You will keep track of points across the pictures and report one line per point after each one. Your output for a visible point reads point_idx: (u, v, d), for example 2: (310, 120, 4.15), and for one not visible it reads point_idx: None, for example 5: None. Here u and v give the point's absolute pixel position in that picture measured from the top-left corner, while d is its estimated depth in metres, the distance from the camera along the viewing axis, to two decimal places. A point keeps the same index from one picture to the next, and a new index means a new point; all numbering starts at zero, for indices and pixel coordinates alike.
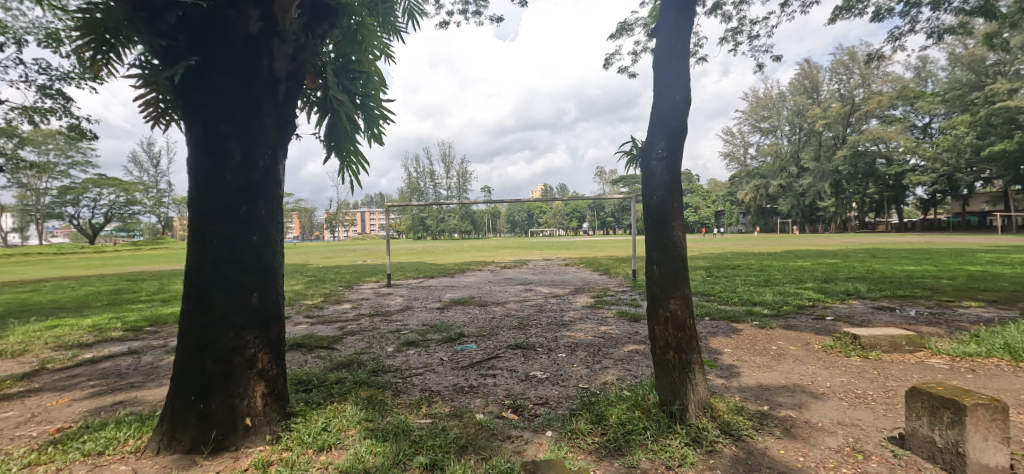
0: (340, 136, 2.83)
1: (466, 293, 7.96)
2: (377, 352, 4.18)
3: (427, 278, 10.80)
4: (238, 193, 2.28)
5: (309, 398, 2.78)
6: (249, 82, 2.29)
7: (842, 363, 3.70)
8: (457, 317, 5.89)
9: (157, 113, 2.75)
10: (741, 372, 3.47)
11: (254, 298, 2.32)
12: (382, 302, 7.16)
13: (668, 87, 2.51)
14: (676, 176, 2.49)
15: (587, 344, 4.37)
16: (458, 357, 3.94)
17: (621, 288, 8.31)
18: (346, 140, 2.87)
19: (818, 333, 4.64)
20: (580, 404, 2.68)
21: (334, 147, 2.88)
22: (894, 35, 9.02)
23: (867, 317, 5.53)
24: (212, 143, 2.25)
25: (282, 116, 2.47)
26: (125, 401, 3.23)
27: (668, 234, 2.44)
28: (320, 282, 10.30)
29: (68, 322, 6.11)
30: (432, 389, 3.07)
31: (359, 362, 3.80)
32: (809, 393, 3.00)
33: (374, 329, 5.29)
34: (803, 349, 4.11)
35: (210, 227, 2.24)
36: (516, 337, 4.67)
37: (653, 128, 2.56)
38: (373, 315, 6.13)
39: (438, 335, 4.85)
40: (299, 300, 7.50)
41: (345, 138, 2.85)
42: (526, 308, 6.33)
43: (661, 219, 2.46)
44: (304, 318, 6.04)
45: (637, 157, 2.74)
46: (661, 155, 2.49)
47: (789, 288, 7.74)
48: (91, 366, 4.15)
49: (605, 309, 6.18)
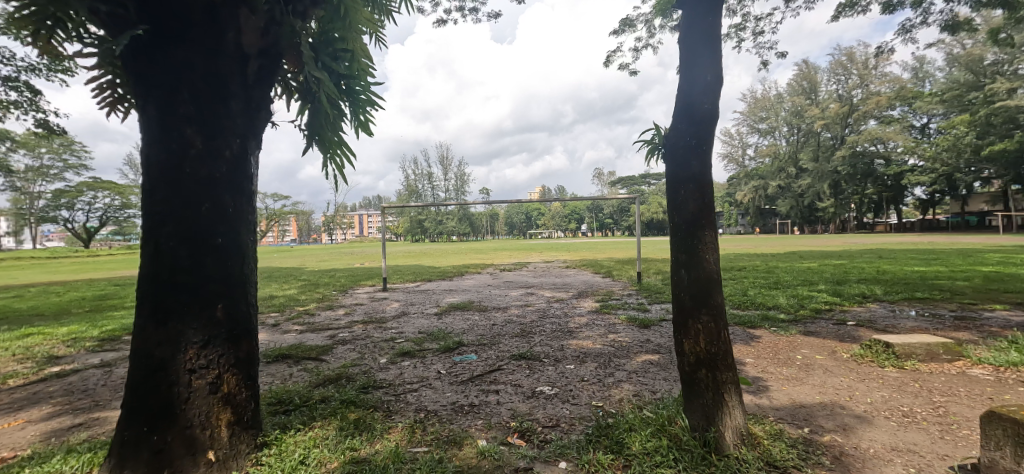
0: (323, 124, 2.51)
1: (464, 297, 7.62)
2: (369, 364, 3.85)
3: (424, 282, 10.50)
4: (199, 187, 1.95)
5: (287, 422, 2.44)
6: (213, 58, 1.97)
7: (878, 375, 3.39)
8: (455, 323, 5.56)
9: (113, 97, 2.42)
10: (769, 387, 3.15)
11: (220, 310, 1.99)
12: (377, 308, 6.81)
13: (697, 66, 2.19)
14: (706, 166, 2.16)
15: (596, 353, 4.05)
16: (457, 370, 3.60)
17: (627, 292, 7.97)
18: (330, 129, 2.56)
19: (843, 340, 4.32)
20: (595, 428, 2.36)
21: (317, 137, 2.57)
22: (903, 28, 8.76)
23: (891, 321, 5.20)
24: (169, 129, 1.92)
25: (253, 100, 2.15)
26: (88, 422, 2.90)
27: (698, 234, 2.11)
28: (314, 286, 9.96)
29: (42, 331, 5.77)
30: (428, 409, 2.74)
31: (347, 376, 3.47)
32: (850, 414, 2.69)
33: (366, 337, 4.95)
34: (831, 358, 3.80)
35: (163, 228, 1.91)
36: (519, 346, 4.34)
37: (678, 113, 2.24)
38: (366, 321, 5.81)
39: (436, 344, 4.53)
40: (290, 306, 7.17)
41: (328, 127, 2.54)
42: (528, 314, 6.00)
43: (691, 218, 2.13)
44: (293, 325, 5.70)
45: (658, 146, 2.41)
46: (692, 142, 2.16)
47: (802, 291, 7.42)
48: (56, 381, 3.79)
49: (611, 315, 5.85)
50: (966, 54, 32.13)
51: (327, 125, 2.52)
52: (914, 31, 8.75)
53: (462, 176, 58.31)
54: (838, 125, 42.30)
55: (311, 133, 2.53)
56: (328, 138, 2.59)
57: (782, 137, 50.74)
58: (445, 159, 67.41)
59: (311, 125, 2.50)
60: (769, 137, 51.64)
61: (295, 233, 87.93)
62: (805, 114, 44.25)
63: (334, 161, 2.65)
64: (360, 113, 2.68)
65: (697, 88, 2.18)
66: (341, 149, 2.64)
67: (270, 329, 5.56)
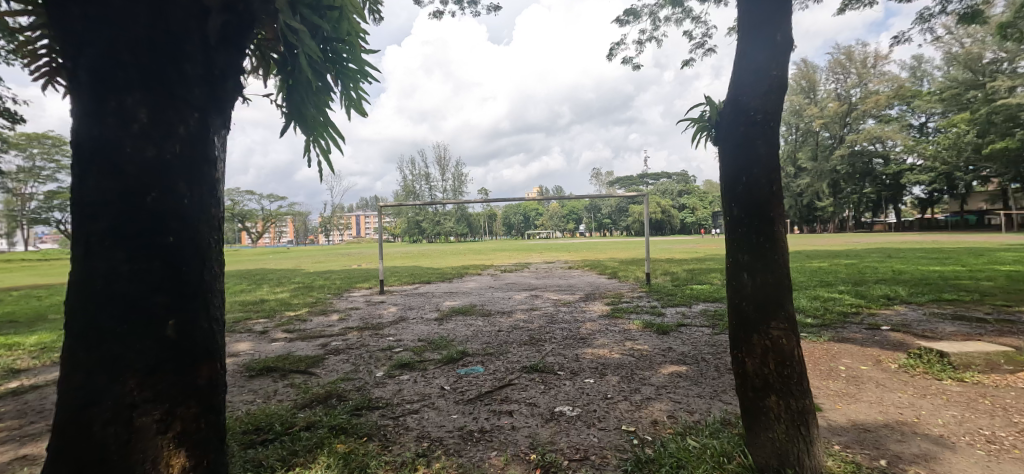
0: (306, 101, 2.10)
1: (466, 301, 7.20)
2: (363, 379, 3.43)
3: (424, 283, 10.10)
4: (145, 173, 1.53)
5: (263, 460, 2.04)
6: (163, 8, 1.56)
7: (938, 389, 3.00)
8: (458, 329, 5.16)
9: (52, 67, 2.02)
10: (821, 404, 2.76)
11: (172, 329, 1.58)
12: (373, 313, 6.38)
13: (764, 20, 1.79)
14: (773, 145, 1.77)
15: (616, 364, 3.64)
16: (462, 385, 3.21)
17: (637, 293, 7.57)
18: (315, 107, 2.15)
19: (886, 348, 3.94)
20: (635, 465, 1.97)
21: (301, 118, 2.16)
22: (922, 17, 8.41)
23: (928, 326, 4.83)
24: (104, 97, 1.51)
25: (215, 64, 1.73)
26: (31, 455, 2.47)
27: (765, 230, 1.73)
28: (308, 289, 9.56)
29: (11, 339, 5.36)
30: (432, 437, 2.34)
31: (338, 394, 3.07)
32: (927, 439, 2.29)
33: (361, 347, 4.54)
34: (879, 369, 3.42)
35: (98, 225, 1.49)
36: (530, 357, 3.94)
37: (738, 80, 1.86)
38: (362, 328, 5.39)
39: (437, 354, 4.12)
40: (280, 311, 6.75)
41: (312, 104, 2.13)
42: (536, 319, 5.59)
43: (757, 208, 1.74)
44: (281, 333, 5.27)
45: (708, 123, 2.02)
46: (752, 115, 1.78)
47: (822, 293, 7.03)
48: (12, 400, 3.38)
49: (625, 320, 5.43)
50: (965, 53, 31.95)
51: (309, 101, 2.10)
52: (934, 20, 8.39)
53: (459, 176, 58.03)
54: (837, 125, 42.14)
55: (292, 112, 2.12)
56: (314, 121, 2.20)
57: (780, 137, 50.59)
58: (442, 159, 67.09)
59: (291, 101, 2.09)
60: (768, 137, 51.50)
61: (292, 234, 87.54)
62: (803, 113, 44.11)
63: (322, 147, 2.26)
64: (352, 88, 2.27)
65: (763, 51, 1.78)
66: (328, 134, 2.25)
67: (257, 337, 5.15)
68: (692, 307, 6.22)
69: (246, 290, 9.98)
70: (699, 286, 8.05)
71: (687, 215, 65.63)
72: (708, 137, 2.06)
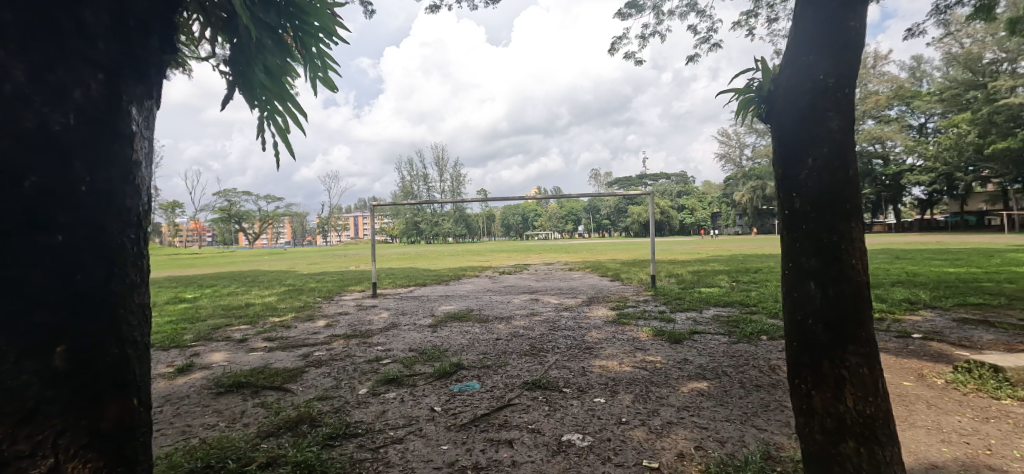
0: (254, 62, 1.63)
1: (462, 305, 6.79)
2: (343, 399, 3.03)
3: (419, 286, 9.69)
4: None
5: None
6: None
7: (1001, 411, 2.61)
8: (453, 338, 4.75)
9: None
10: None
11: None
12: (362, 319, 5.96)
13: None
14: (849, 119, 1.38)
15: (627, 379, 3.26)
16: (455, 406, 2.82)
17: (643, 297, 7.17)
18: (266, 72, 1.69)
19: (924, 360, 3.57)
20: None
21: (250, 87, 1.72)
22: (938, 9, 8.02)
23: (962, 334, 4.45)
24: None
25: None
26: None
27: (842, 227, 1.35)
28: (297, 292, 9.14)
29: None
30: None
31: (311, 417, 2.66)
32: None
33: (346, 358, 4.13)
34: (924, 386, 3.05)
35: None
36: (532, 370, 3.56)
37: (803, 37, 1.45)
38: (349, 336, 4.97)
39: (430, 367, 3.72)
40: (264, 316, 6.33)
41: (261, 68, 1.67)
42: (536, 326, 5.18)
43: (832, 201, 1.35)
44: (261, 342, 4.84)
45: (758, 95, 1.63)
46: (824, 79, 1.40)
47: None
48: None
49: (633, 327, 5.03)
50: (965, 54, 31.79)
51: (257, 63, 1.63)
52: (951, 12, 8.00)
53: (457, 176, 57.78)
54: None
55: (236, 79, 1.67)
56: (266, 91, 1.75)
57: None
58: (440, 160, 66.88)
59: (236, 64, 1.64)
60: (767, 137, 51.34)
61: (290, 234, 87.31)
62: None
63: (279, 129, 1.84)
64: (316, 52, 1.85)
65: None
66: (288, 109, 1.84)
67: (235, 346, 4.71)
68: (703, 313, 5.82)
69: (234, 293, 9.59)
70: (706, 290, 7.67)
71: (686, 215, 65.39)
72: (757, 112, 1.67)
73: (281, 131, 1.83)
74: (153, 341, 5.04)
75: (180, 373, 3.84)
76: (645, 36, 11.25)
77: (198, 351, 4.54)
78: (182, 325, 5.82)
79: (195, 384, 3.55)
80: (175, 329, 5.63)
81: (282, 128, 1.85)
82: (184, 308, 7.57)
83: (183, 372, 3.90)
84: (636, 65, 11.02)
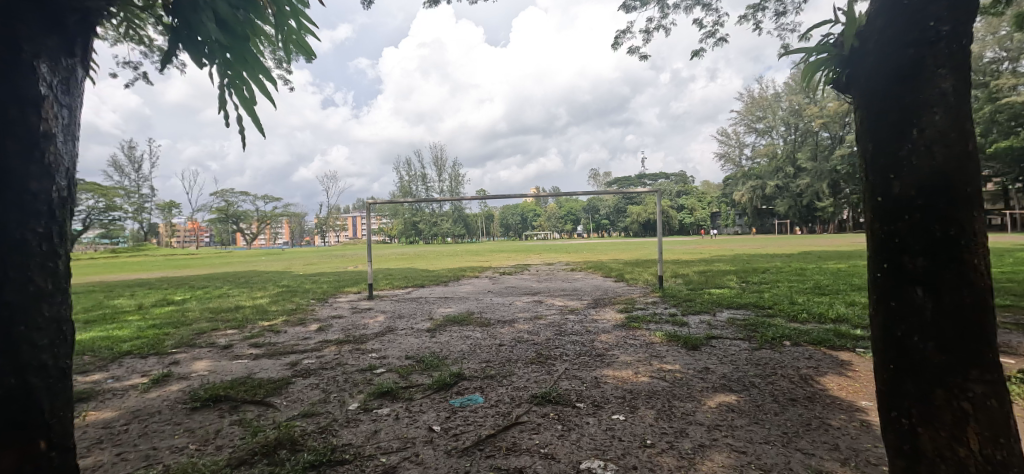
0: (202, 8, 1.35)
1: (462, 308, 6.46)
2: (331, 415, 2.72)
3: (417, 287, 9.37)
4: None
5: None
6: None
7: None
8: (453, 344, 4.43)
9: None
10: None
11: None
12: (357, 323, 5.63)
13: None
14: (964, 73, 1.07)
15: (647, 392, 2.95)
16: (455, 426, 2.50)
17: (651, 299, 6.85)
18: (219, 24, 1.40)
19: None
20: None
21: (199, 43, 1.44)
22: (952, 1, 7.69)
23: (1001, 339, 4.13)
24: None
25: None
26: None
27: (962, 215, 1.04)
28: (291, 294, 8.81)
29: None
30: None
31: (290, 440, 2.35)
32: None
33: (336, 367, 3.80)
34: None
35: None
36: (541, 381, 3.25)
37: None
38: (341, 342, 4.64)
39: (428, 378, 3.40)
40: (254, 320, 6.00)
41: (213, 17, 1.37)
42: (541, 330, 4.86)
43: (946, 178, 1.05)
44: (248, 349, 4.52)
45: (836, 51, 1.33)
46: (934, 26, 1.08)
47: (857, 297, 6.30)
48: None
49: (644, 330, 4.71)
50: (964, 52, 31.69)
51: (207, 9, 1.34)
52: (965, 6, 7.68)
53: (456, 176, 57.50)
54: (836, 125, 41.79)
55: (181, 29, 1.39)
56: (219, 49, 1.45)
57: (779, 137, 50.20)
58: (438, 160, 66.62)
59: (182, 10, 1.36)
60: (767, 137, 51.14)
61: (288, 235, 87.06)
62: (803, 113, 43.74)
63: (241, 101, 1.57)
64: (285, 2, 1.56)
65: None
66: (253, 73, 1.56)
67: (218, 353, 4.39)
68: (717, 316, 5.50)
69: (226, 295, 9.26)
70: (716, 291, 7.35)
71: (685, 215, 65.30)
72: (837, 73, 1.36)
73: (244, 99, 1.55)
74: (131, 347, 4.71)
75: (155, 386, 3.52)
76: (649, 31, 10.97)
77: (178, 360, 4.21)
78: (166, 331, 5.50)
79: (168, 399, 3.22)
80: (158, 334, 5.30)
81: (246, 98, 1.57)
82: (171, 311, 7.24)
83: (158, 384, 3.58)
84: (640, 60, 10.74)
